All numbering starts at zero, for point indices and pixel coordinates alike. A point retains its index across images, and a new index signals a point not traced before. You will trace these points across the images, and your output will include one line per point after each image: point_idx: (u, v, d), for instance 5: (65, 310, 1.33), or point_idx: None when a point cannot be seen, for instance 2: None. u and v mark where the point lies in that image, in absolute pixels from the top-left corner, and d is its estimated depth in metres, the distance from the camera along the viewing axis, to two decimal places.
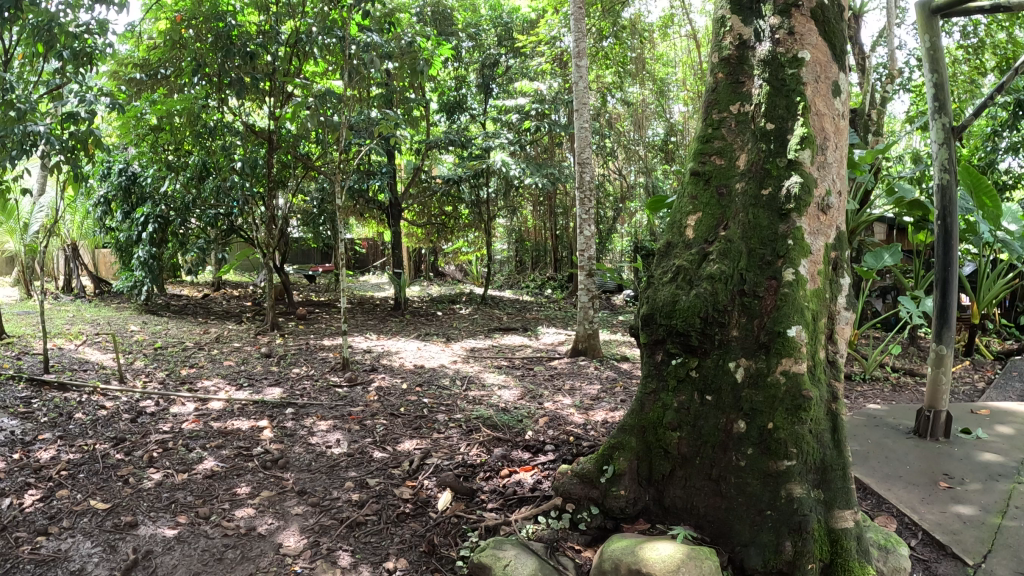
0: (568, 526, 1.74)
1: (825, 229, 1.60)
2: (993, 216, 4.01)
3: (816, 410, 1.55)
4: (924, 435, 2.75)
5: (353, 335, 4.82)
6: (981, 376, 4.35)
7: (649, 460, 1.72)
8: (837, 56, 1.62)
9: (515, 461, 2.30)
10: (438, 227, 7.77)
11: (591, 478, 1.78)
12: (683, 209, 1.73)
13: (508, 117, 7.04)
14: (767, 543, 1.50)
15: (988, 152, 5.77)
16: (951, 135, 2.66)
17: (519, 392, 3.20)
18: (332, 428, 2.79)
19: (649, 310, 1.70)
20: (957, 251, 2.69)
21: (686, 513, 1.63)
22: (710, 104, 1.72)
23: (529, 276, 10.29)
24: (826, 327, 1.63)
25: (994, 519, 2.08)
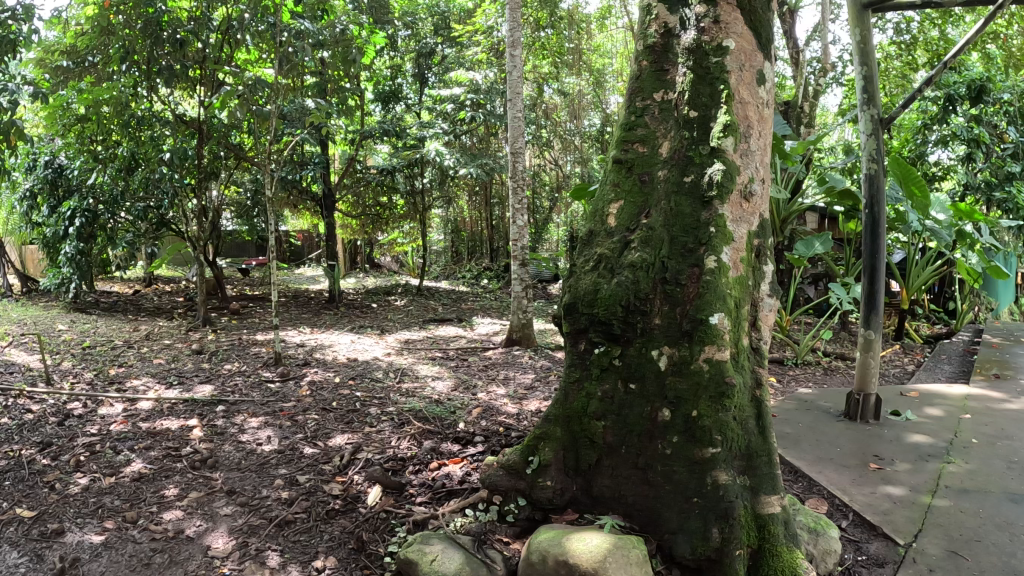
0: (496, 519, 1.71)
1: (747, 216, 1.60)
2: (923, 206, 4.08)
3: (739, 397, 1.55)
4: (855, 417, 2.80)
5: (286, 329, 4.72)
6: (910, 359, 4.48)
7: (575, 449, 1.70)
8: (763, 45, 1.64)
9: (445, 454, 2.27)
10: (373, 218, 7.63)
11: (517, 470, 1.74)
12: (605, 196, 1.71)
13: (443, 107, 7.01)
14: (695, 530, 1.50)
15: (918, 144, 5.87)
16: (879, 127, 2.71)
17: (453, 383, 3.18)
18: (263, 425, 2.72)
19: (571, 299, 1.67)
20: (884, 240, 2.75)
21: (614, 502, 1.62)
22: (634, 91, 1.70)
23: (466, 268, 9.99)
24: (754, 311, 1.64)
25: (924, 499, 2.13)
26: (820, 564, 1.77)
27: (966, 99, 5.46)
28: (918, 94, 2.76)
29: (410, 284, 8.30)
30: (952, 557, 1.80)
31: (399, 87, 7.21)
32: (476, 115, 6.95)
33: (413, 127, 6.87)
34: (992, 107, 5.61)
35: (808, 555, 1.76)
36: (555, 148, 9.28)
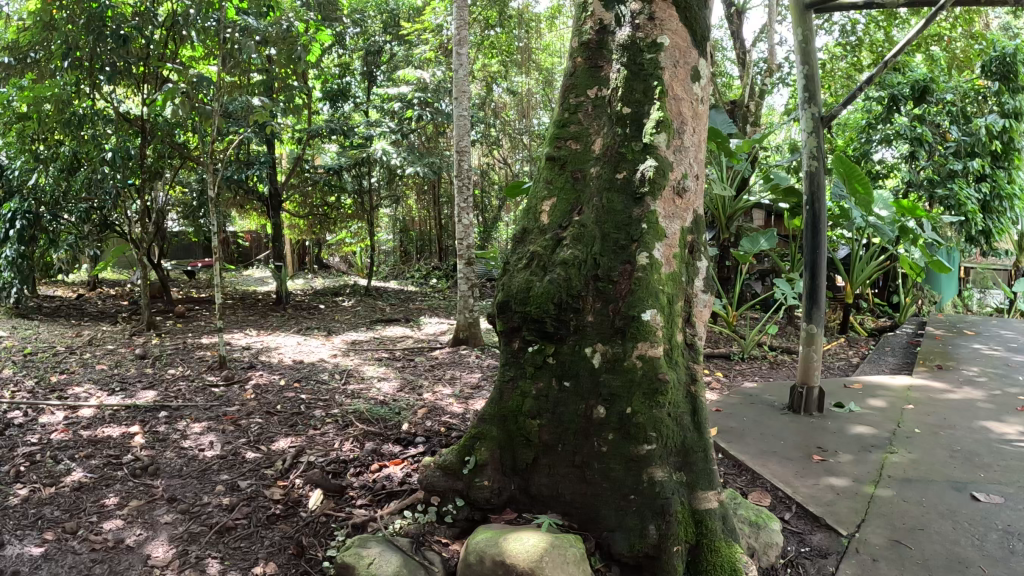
0: (435, 519, 1.69)
1: (681, 212, 1.62)
2: (866, 202, 4.15)
3: (673, 394, 1.56)
4: (799, 410, 2.85)
5: (232, 332, 4.64)
6: (854, 352, 4.58)
7: (512, 448, 1.69)
8: (697, 42, 1.66)
9: (386, 455, 2.26)
10: (319, 218, 7.67)
11: (453, 470, 1.72)
12: (539, 194, 1.71)
13: (391, 105, 7.05)
14: (633, 527, 1.50)
15: (863, 143, 6.24)
16: (821, 125, 2.76)
17: (399, 384, 3.15)
18: (206, 430, 2.66)
19: (504, 297, 1.66)
20: (825, 236, 2.79)
21: (552, 500, 1.61)
22: (567, 88, 1.70)
23: (414, 267, 10.10)
24: (689, 306, 1.66)
25: (868, 489, 2.17)
26: (762, 557, 1.79)
27: (910, 98, 5.89)
28: (859, 93, 2.83)
29: (359, 284, 8.27)
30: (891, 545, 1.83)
31: (347, 85, 7.14)
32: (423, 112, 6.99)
33: (361, 125, 6.84)
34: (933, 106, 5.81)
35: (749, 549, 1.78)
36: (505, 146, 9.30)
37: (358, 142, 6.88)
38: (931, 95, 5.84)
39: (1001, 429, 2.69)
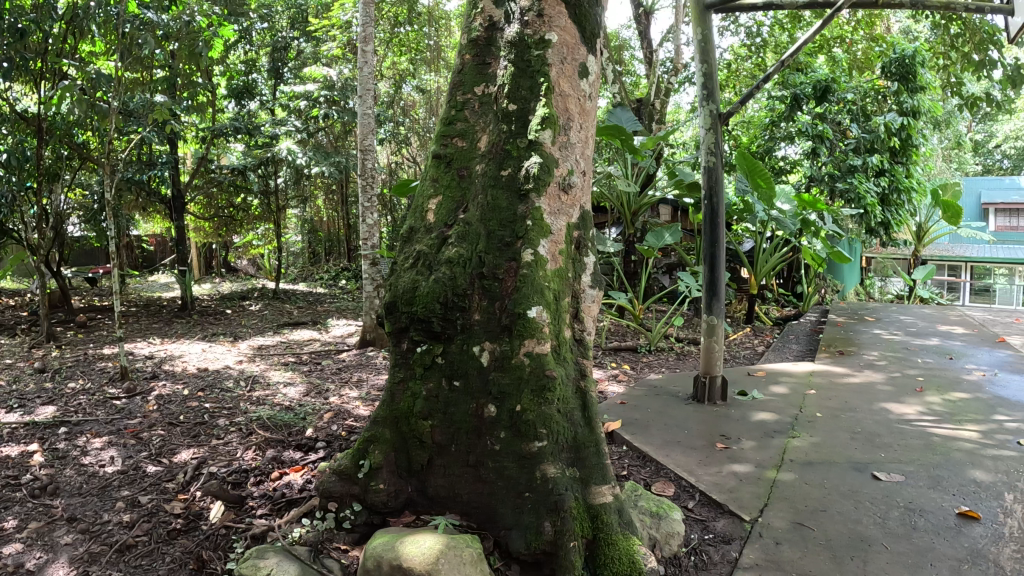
0: (333, 526, 1.66)
1: (566, 208, 1.75)
2: (767, 197, 4.33)
3: (561, 390, 1.64)
4: (703, 399, 2.98)
5: (135, 341, 4.49)
6: (761, 340, 5.04)
7: (406, 450, 1.70)
8: (586, 39, 1.83)
9: (286, 462, 2.27)
10: (225, 220, 7.83)
11: (348, 475, 1.72)
12: (425, 192, 1.82)
13: (296, 103, 7.40)
14: (529, 526, 1.53)
15: (768, 140, 7.23)
16: (718, 121, 2.90)
17: (305, 388, 3.18)
18: (107, 445, 2.55)
19: (391, 298, 1.72)
20: (724, 230, 2.92)
21: (451, 501, 1.64)
22: (457, 83, 1.86)
23: (323, 268, 10.39)
24: (576, 302, 1.77)
25: (769, 474, 2.26)
26: (665, 547, 1.82)
27: (812, 97, 6.80)
28: (759, 89, 3.16)
29: (269, 288, 8.23)
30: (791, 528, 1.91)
31: (253, 82, 7.39)
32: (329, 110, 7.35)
33: (266, 124, 7.04)
34: (836, 106, 6.84)
35: (653, 539, 1.81)
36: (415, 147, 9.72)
37: (262, 142, 7.10)
38: (831, 95, 6.77)
39: (897, 411, 2.99)
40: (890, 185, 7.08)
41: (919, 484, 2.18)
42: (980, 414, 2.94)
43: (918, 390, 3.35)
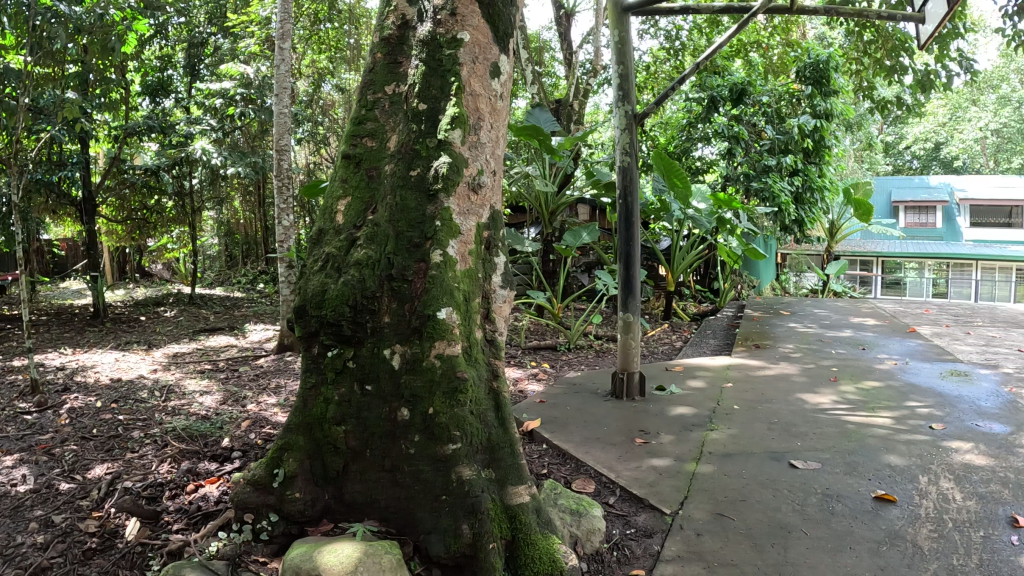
0: (250, 538, 1.75)
1: (476, 207, 1.96)
2: (683, 196, 4.93)
3: (473, 393, 1.80)
4: (622, 395, 3.43)
5: (42, 353, 4.25)
6: (679, 336, 5.92)
7: (321, 457, 1.83)
8: (497, 39, 2.07)
9: (201, 474, 2.24)
10: (139, 223, 8.13)
11: (263, 484, 1.81)
12: (335, 193, 1.98)
13: (212, 101, 7.64)
14: (448, 528, 1.68)
15: (684, 141, 8.40)
16: (632, 121, 3.38)
17: (223, 394, 3.21)
18: (16, 462, 2.39)
19: (301, 303, 1.86)
20: (637, 227, 3.40)
21: (368, 507, 1.78)
22: (368, 82, 2.04)
23: (240, 272, 10.97)
24: (489, 301, 1.98)
25: (689, 467, 2.56)
26: (586, 544, 2.00)
27: (729, 99, 8.02)
28: (673, 89, 3.54)
29: (183, 293, 8.23)
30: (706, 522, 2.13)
31: (167, 79, 7.72)
32: (245, 108, 7.61)
33: (181, 123, 7.35)
34: (752, 108, 8.03)
35: (573, 537, 1.99)
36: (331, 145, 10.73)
37: (176, 142, 7.40)
38: (748, 98, 8.01)
39: (815, 401, 3.51)
40: (805, 184, 8.17)
41: (834, 469, 2.52)
42: (894, 401, 3.48)
43: (834, 377, 4.03)
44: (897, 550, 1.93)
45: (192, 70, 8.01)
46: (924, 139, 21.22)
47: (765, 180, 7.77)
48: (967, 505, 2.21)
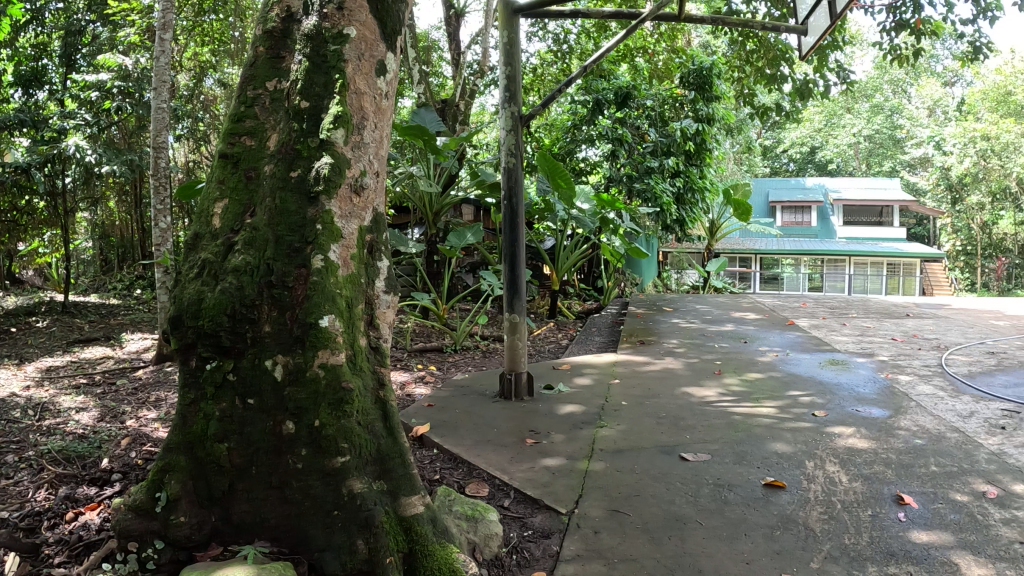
0: (137, 566, 2.14)
1: (357, 208, 2.57)
2: (563, 192, 6.95)
3: (358, 403, 2.37)
4: (511, 395, 4.51)
5: None
6: (562, 335, 7.90)
7: (205, 478, 2.27)
8: (379, 41, 2.75)
9: (79, 500, 2.49)
10: (9, 225, 8.71)
11: (147, 512, 2.22)
12: (214, 195, 2.50)
13: (88, 92, 8.07)
14: (341, 543, 2.19)
15: (569, 142, 11.33)
16: (516, 124, 4.40)
17: (99, 412, 3.66)
18: None
19: (178, 316, 2.29)
20: (520, 227, 4.39)
21: (256, 525, 2.24)
22: (250, 79, 2.62)
23: (117, 276, 10.96)
24: (371, 308, 2.61)
25: (581, 465, 3.42)
26: (486, 550, 2.59)
27: (613, 102, 10.93)
28: (562, 93, 4.90)
29: (56, 301, 8.22)
30: (610, 514, 2.88)
31: (41, 69, 8.54)
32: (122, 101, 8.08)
33: (53, 118, 8.03)
34: (634, 112, 10.97)
35: (474, 543, 2.60)
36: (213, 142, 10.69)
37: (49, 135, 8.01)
38: (631, 101, 10.92)
39: (701, 395, 4.67)
40: (684, 184, 11.39)
41: (723, 459, 3.49)
42: (776, 392, 4.72)
43: (719, 372, 5.34)
44: (786, 534, 2.72)
45: (69, 58, 8.52)
46: (800, 142, 32.21)
47: (647, 182, 10.75)
48: (853, 487, 3.18)
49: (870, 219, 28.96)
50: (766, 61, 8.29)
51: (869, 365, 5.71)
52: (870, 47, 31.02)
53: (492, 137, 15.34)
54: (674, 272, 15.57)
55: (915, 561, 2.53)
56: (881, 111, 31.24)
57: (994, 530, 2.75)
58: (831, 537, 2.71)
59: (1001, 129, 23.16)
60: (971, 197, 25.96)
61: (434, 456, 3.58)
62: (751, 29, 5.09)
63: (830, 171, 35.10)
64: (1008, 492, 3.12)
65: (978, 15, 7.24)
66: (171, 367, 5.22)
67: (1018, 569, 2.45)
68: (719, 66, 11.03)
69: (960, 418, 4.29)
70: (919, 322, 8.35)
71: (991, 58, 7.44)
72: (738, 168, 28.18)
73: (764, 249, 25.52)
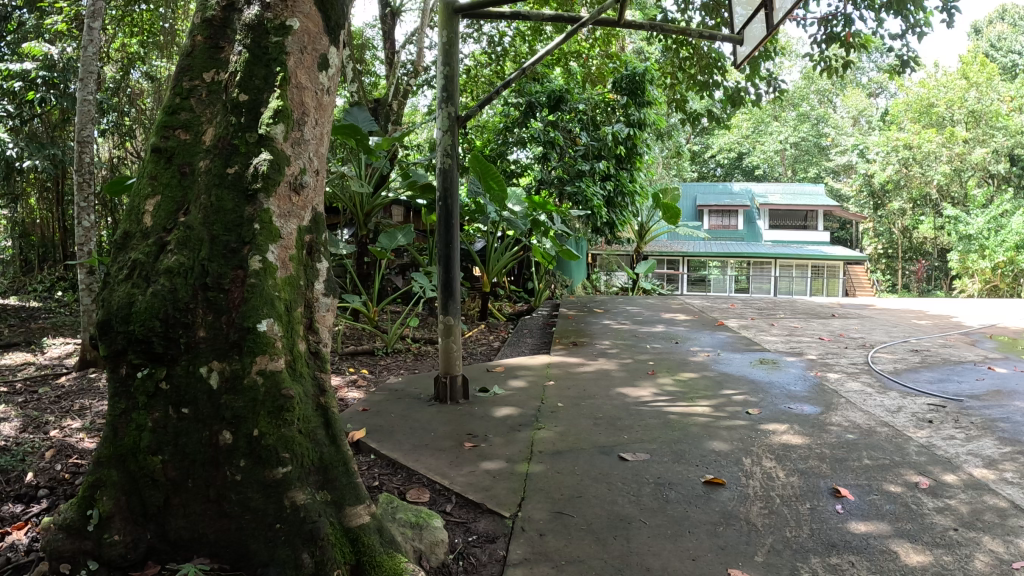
0: None
1: (297, 208, 2.49)
2: (498, 195, 7.02)
3: (299, 410, 2.26)
4: (446, 399, 4.45)
5: None
6: (495, 337, 7.89)
7: (138, 493, 2.16)
8: (321, 34, 2.66)
9: (6, 519, 2.45)
10: None
11: (78, 531, 2.12)
12: (145, 191, 2.36)
13: (11, 82, 7.86)
14: (284, 556, 2.09)
15: (503, 144, 11.30)
16: (453, 124, 4.35)
17: (23, 420, 3.62)
18: None
19: (107, 320, 2.15)
20: (456, 229, 4.34)
21: (193, 541, 2.13)
22: (185, 69, 2.49)
23: (36, 277, 10.43)
24: (311, 311, 2.51)
25: (523, 468, 3.38)
26: (432, 557, 2.52)
27: (546, 105, 10.87)
28: (497, 95, 4.83)
29: None
30: (554, 517, 2.86)
31: None
32: (45, 92, 8.10)
33: None
34: (566, 115, 10.97)
35: (419, 551, 2.51)
36: (138, 137, 10.28)
37: None
38: (566, 103, 10.89)
39: (637, 395, 4.72)
40: (617, 187, 11.62)
41: (663, 459, 3.51)
42: (710, 392, 4.82)
43: (652, 373, 5.40)
44: (729, 529, 2.75)
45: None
46: (728, 148, 33.11)
47: (579, 185, 10.89)
48: (789, 481, 3.25)
49: (797, 223, 30.08)
50: (699, 68, 8.43)
51: (798, 364, 5.86)
52: (797, 58, 32.22)
53: (425, 137, 15.23)
54: (605, 274, 15.77)
55: (855, 550, 2.58)
56: (806, 120, 32.41)
57: (928, 518, 2.85)
58: (773, 530, 2.75)
59: (921, 139, 24.34)
60: (892, 203, 27.18)
61: (372, 463, 3.49)
62: (689, 36, 5.13)
63: (756, 177, 36.23)
64: (939, 482, 3.25)
65: (907, 30, 7.53)
66: (95, 373, 5.02)
67: (954, 555, 2.54)
68: (651, 72, 11.13)
69: (889, 413, 4.44)
70: (844, 322, 8.61)
71: (916, 71, 7.76)
72: (666, 174, 28.82)
73: (693, 252, 26.18)
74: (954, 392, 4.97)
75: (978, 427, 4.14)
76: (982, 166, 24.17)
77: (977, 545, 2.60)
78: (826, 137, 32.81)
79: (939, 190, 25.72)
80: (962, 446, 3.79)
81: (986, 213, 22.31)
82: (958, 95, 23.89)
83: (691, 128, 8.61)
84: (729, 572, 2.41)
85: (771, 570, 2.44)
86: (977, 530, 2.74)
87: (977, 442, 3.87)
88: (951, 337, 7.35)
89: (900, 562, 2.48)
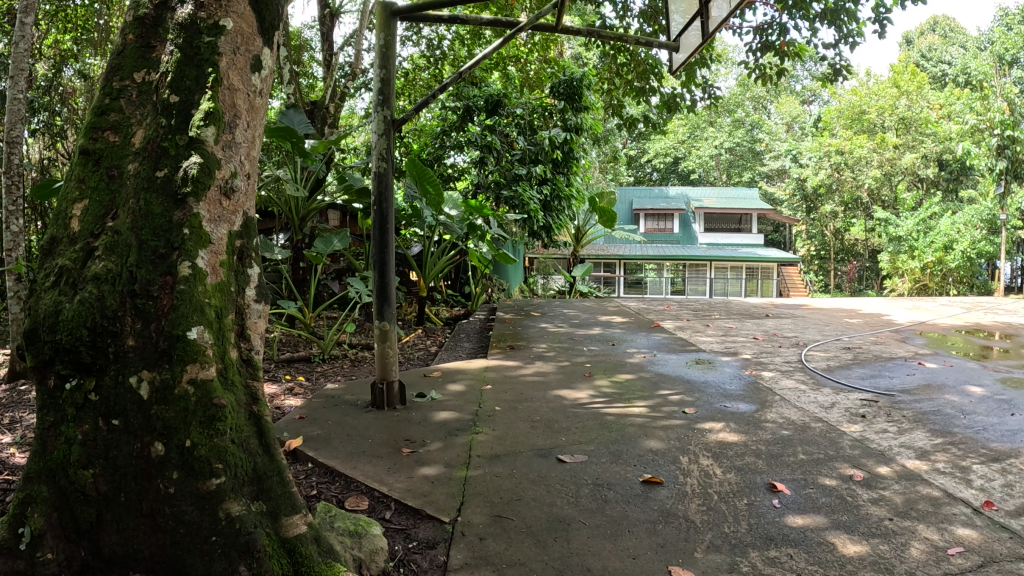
0: None
1: (230, 212, 2.43)
2: (435, 200, 7.09)
3: (231, 418, 2.20)
4: (385, 404, 4.41)
5: None
6: (433, 342, 7.85)
7: (69, 509, 2.09)
8: (251, 33, 2.59)
9: None
10: None
11: (9, 549, 2.06)
12: (72, 195, 2.28)
13: None
14: (220, 568, 2.02)
15: (440, 148, 11.29)
16: (389, 126, 4.30)
17: None
18: None
19: (32, 330, 2.09)
20: (391, 232, 4.29)
21: (127, 557, 2.06)
22: (118, 67, 2.43)
23: None
24: (242, 318, 2.46)
25: (464, 473, 3.37)
26: (372, 564, 2.48)
27: (484, 108, 10.93)
28: (436, 97, 4.74)
29: None
30: (494, 520, 2.85)
31: None
32: None
33: None
34: (503, 120, 11.14)
35: (359, 559, 2.46)
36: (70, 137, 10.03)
37: None
38: (502, 108, 11.03)
39: (575, 397, 4.76)
40: (552, 192, 11.72)
41: (600, 459, 3.54)
42: (646, 393, 4.88)
43: (590, 374, 5.46)
44: (669, 527, 2.79)
45: None
46: (666, 151, 33.73)
47: (515, 189, 10.96)
48: (726, 478, 3.31)
49: (733, 226, 30.81)
50: (635, 74, 8.53)
51: (733, 363, 5.98)
52: (734, 65, 33.06)
53: (361, 140, 15.17)
54: (543, 278, 15.89)
55: (793, 542, 2.65)
56: (741, 126, 33.20)
57: (862, 509, 2.93)
58: (711, 526, 2.80)
59: (852, 145, 25.34)
60: (824, 206, 28.02)
61: (309, 471, 3.44)
62: (627, 43, 5.12)
63: (693, 180, 36.93)
64: (871, 474, 3.35)
65: (840, 40, 7.77)
66: (25, 386, 4.85)
67: (890, 544, 2.62)
68: (588, 79, 11.23)
69: (821, 409, 4.56)
70: (778, 322, 8.82)
71: (847, 79, 8.00)
72: (602, 177, 29.20)
73: (630, 255, 26.59)
74: (886, 388, 5.13)
75: (908, 420, 4.29)
76: (910, 171, 25.01)
77: (912, 534, 2.69)
78: (760, 143, 33.70)
79: (869, 195, 26.55)
80: (894, 439, 3.91)
81: (915, 216, 22.95)
82: (888, 103, 25.19)
83: (627, 133, 8.67)
84: (670, 569, 2.44)
85: (711, 565, 2.48)
86: (911, 519, 2.83)
87: (909, 434, 4.01)
88: (882, 334, 7.60)
89: (837, 553, 2.55)
